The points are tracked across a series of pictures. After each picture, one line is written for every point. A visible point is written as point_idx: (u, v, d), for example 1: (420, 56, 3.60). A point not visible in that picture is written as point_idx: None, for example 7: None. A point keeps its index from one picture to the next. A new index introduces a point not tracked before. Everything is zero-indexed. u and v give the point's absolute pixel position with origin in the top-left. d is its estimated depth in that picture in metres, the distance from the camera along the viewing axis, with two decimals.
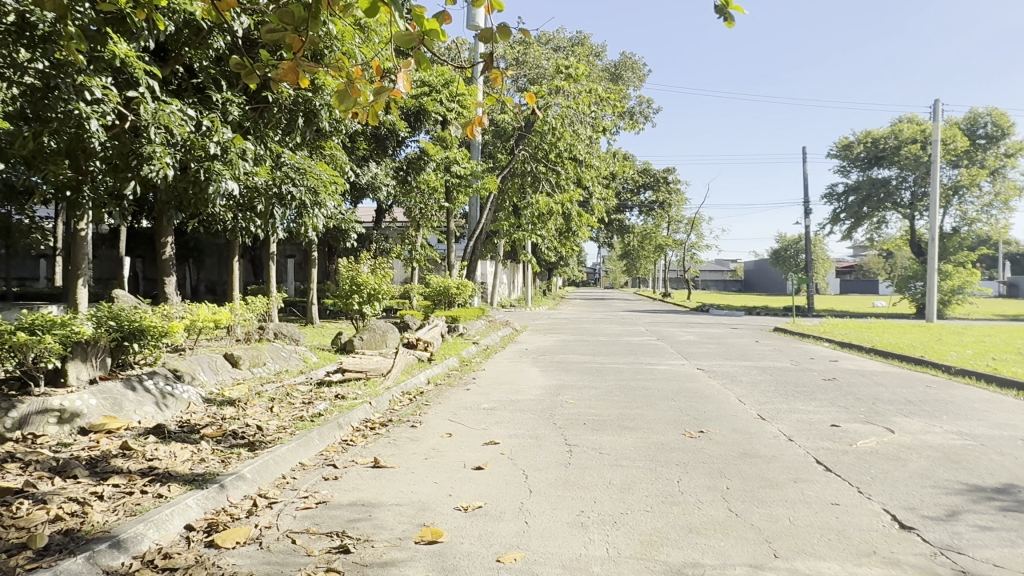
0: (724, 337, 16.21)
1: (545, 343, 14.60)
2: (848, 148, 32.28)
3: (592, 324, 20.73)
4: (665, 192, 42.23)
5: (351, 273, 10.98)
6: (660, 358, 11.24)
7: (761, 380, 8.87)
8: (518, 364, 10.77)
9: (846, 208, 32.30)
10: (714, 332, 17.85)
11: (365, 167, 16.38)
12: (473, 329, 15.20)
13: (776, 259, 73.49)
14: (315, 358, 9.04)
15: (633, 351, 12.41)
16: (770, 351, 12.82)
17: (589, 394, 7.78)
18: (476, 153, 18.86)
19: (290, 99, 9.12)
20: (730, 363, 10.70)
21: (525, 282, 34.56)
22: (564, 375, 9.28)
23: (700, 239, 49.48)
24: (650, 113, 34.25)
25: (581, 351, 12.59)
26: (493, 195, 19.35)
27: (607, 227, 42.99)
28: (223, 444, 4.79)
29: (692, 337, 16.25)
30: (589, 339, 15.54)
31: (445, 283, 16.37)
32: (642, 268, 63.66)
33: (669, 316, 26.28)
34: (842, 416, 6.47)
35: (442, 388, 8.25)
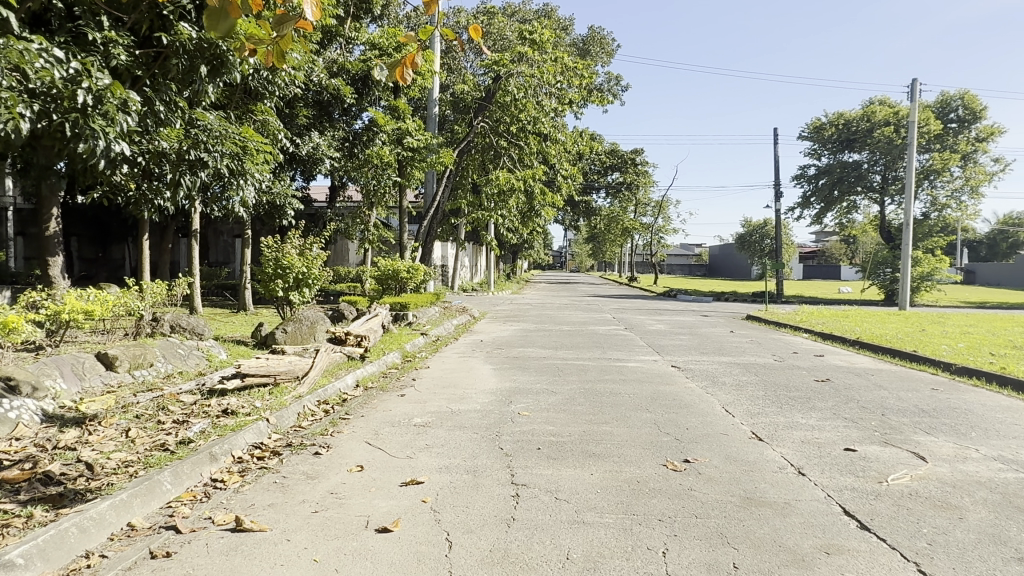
0: (696, 327, 15.08)
1: (503, 334, 13.27)
2: (820, 130, 31.59)
3: (556, 311, 19.46)
4: (633, 174, 41.15)
5: (273, 254, 9.39)
6: (630, 353, 10.01)
7: (746, 382, 7.69)
8: (469, 360, 9.43)
9: (817, 192, 31.62)
10: (684, 321, 16.77)
11: (306, 137, 14.75)
12: (425, 317, 13.78)
13: (742, 244, 73.31)
14: (223, 356, 7.57)
15: (598, 344, 11.19)
16: (747, 344, 11.70)
17: (547, 402, 6.49)
18: (432, 125, 17.36)
19: (192, 43, 7.52)
20: (708, 360, 9.51)
21: (488, 265, 33.23)
22: (519, 376, 7.98)
23: (667, 223, 48.63)
24: (618, 91, 32.97)
25: (542, 344, 11.31)
26: (450, 171, 17.89)
27: (574, 209, 41.80)
28: (18, 498, 3.35)
29: (662, 327, 15.08)
30: (551, 328, 14.29)
31: (394, 266, 14.89)
32: (608, 251, 62.82)
33: (636, 303, 25.18)
34: (854, 434, 5.29)
35: (372, 393, 6.85)
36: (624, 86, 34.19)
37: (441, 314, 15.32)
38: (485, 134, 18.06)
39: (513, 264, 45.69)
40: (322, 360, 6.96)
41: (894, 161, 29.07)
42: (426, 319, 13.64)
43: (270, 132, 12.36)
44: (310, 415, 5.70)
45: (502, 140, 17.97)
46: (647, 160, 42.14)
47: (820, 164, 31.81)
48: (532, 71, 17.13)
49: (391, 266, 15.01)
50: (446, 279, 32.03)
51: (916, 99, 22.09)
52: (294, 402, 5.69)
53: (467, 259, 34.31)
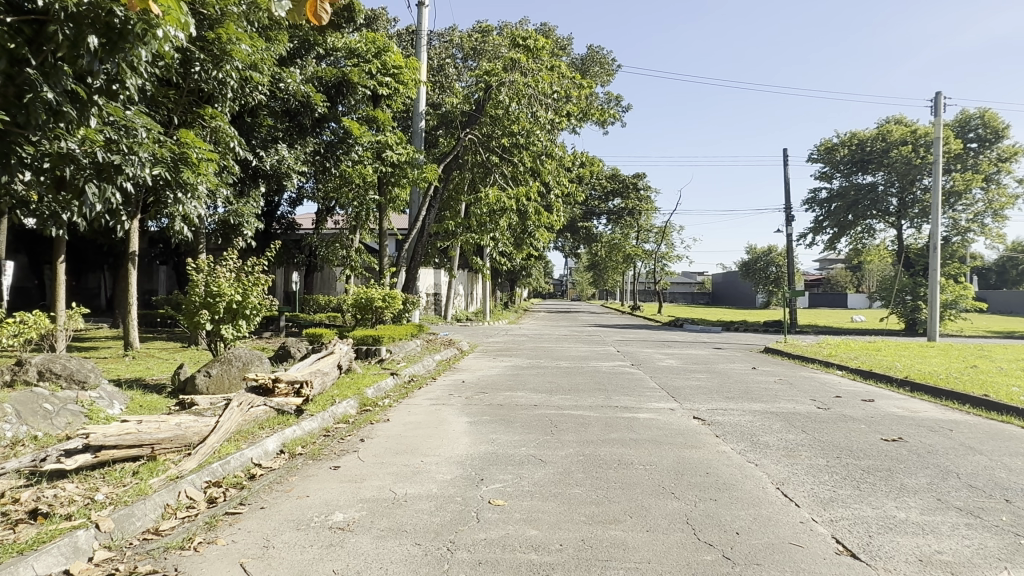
0: (712, 362, 13.24)
1: (491, 372, 11.46)
2: (832, 152, 30.17)
3: (554, 344, 17.62)
4: (635, 199, 39.72)
5: (202, 278, 7.63)
6: (640, 399, 8.18)
7: (796, 443, 5.86)
8: (442, 409, 7.61)
9: (829, 216, 30.04)
10: (697, 355, 14.93)
11: (271, 148, 13.17)
12: (401, 354, 11.96)
13: (746, 272, 71.47)
14: (110, 412, 5.78)
15: (601, 386, 9.37)
16: (779, 385, 9.88)
17: (533, 478, 4.68)
18: (416, 139, 15.78)
19: (77, 4, 5.85)
20: (738, 408, 7.71)
21: (483, 295, 31.48)
22: (502, 435, 6.16)
23: (671, 249, 46.99)
24: (619, 112, 31.58)
25: (534, 385, 9.49)
26: (437, 188, 16.30)
27: (574, 236, 40.14)
28: None
29: (673, 362, 13.24)
30: (546, 365, 12.46)
31: (368, 293, 12.97)
32: (610, 279, 61.22)
33: (641, 333, 23.32)
34: (992, 545, 3.48)
35: (296, 466, 5.04)
36: (625, 108, 32.94)
37: (420, 348, 13.39)
38: (475, 149, 16.46)
39: (512, 292, 43.98)
40: (231, 421, 5.17)
41: (911, 182, 27.53)
42: (403, 356, 11.80)
43: (220, 138, 10.73)
44: (182, 511, 3.90)
45: (493, 157, 16.37)
46: (649, 185, 40.72)
47: (832, 187, 30.30)
48: (525, 79, 15.56)
49: (364, 296, 13.06)
50: (438, 308, 30.39)
51: (940, 114, 20.58)
52: (157, 493, 3.90)
53: (461, 287, 32.67)
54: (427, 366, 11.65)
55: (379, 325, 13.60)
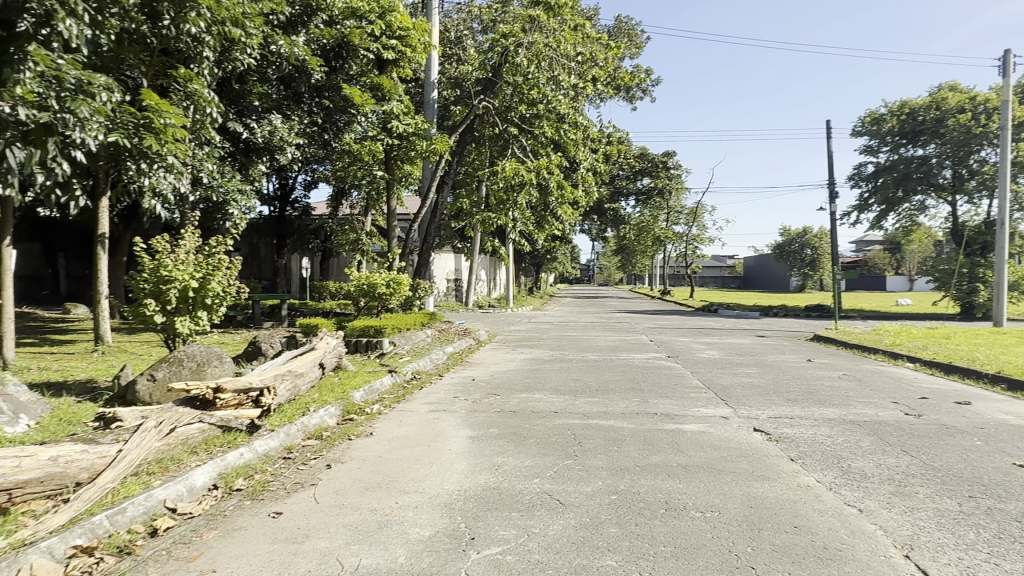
0: (759, 353, 11.66)
1: (507, 366, 10.06)
2: (880, 123, 28.07)
3: (579, 333, 16.17)
4: (664, 178, 37.91)
5: (153, 260, 6.37)
6: (683, 404, 6.71)
7: (903, 472, 4.35)
8: (442, 418, 6.23)
9: (876, 192, 27.98)
10: (740, 344, 13.37)
11: (263, 119, 11.91)
12: (407, 347, 10.65)
13: (780, 254, 68.81)
14: (6, 432, 4.52)
15: (635, 385, 7.91)
16: (848, 384, 8.30)
17: (547, 537, 3.28)
18: (428, 110, 14.42)
19: None
20: (809, 415, 6.21)
21: (506, 280, 30.12)
22: (510, 459, 4.75)
23: (702, 231, 45.03)
24: (648, 86, 29.84)
25: (556, 384, 8.08)
26: (449, 163, 14.90)
27: (601, 218, 38.40)
28: None
29: (715, 353, 11.68)
30: (570, 358, 11.03)
31: (370, 279, 11.61)
32: (639, 263, 59.34)
33: (674, 320, 21.73)
34: None
35: (225, 511, 3.71)
36: (654, 82, 31.15)
37: (428, 339, 12.01)
38: (491, 119, 15.01)
39: (537, 277, 42.51)
40: (141, 450, 3.85)
41: (968, 154, 25.35)
42: (409, 350, 10.48)
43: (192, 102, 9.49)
44: None
45: (512, 128, 14.92)
46: (679, 164, 38.88)
47: (879, 161, 28.23)
48: (544, 40, 14.06)
49: (364, 281, 11.67)
50: (459, 294, 29.13)
51: (1009, 75, 18.51)
52: None
53: (483, 272, 31.36)
54: (436, 361, 10.33)
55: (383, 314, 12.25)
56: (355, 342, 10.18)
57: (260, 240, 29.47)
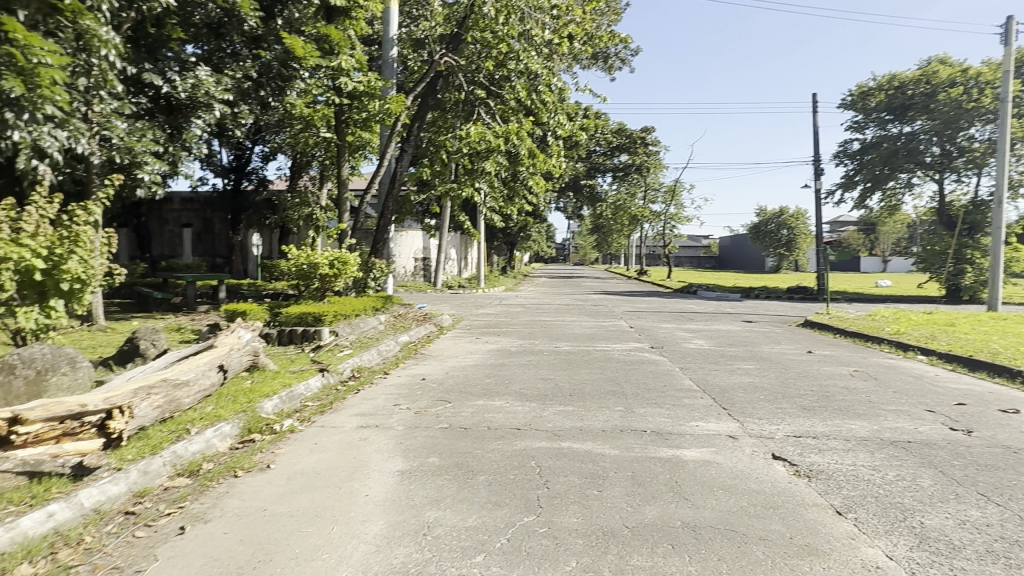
0: (752, 343, 10.41)
1: (467, 360, 8.66)
2: (867, 98, 26.98)
3: (552, 318, 14.80)
4: (642, 155, 36.55)
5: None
6: (677, 417, 5.38)
7: (1002, 538, 3.05)
8: (369, 440, 4.81)
9: (862, 170, 26.97)
10: (729, 332, 12.14)
11: (185, 70, 10.23)
12: (353, 338, 9.19)
13: (756, 235, 68.10)
14: None
15: (616, 387, 6.55)
16: (864, 385, 7.05)
17: None
18: (388, 70, 12.96)
19: None
20: (837, 434, 4.91)
21: (477, 259, 28.64)
22: (447, 515, 3.35)
23: (680, 210, 43.89)
24: (626, 56, 28.38)
25: (521, 386, 6.69)
26: (411, 128, 13.35)
27: (577, 195, 36.88)
28: None
29: (703, 343, 10.40)
30: (540, 349, 9.65)
31: (310, 258, 10.01)
32: (614, 242, 58.20)
33: (653, 302, 20.51)
34: None
35: None
36: (635, 52, 29.62)
37: (379, 328, 10.52)
38: (455, 80, 13.48)
39: (510, 256, 41.08)
40: None
41: (958, 131, 24.38)
42: (352, 341, 9.02)
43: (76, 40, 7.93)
44: None
45: (479, 90, 13.41)
46: (658, 140, 37.53)
47: (864, 138, 27.21)
48: None
49: (300, 261, 10.06)
50: (427, 273, 27.65)
51: (1011, 43, 17.38)
52: None
53: (454, 250, 29.88)
54: (384, 355, 8.91)
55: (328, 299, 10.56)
56: (289, 331, 8.70)
57: (213, 214, 27.66)
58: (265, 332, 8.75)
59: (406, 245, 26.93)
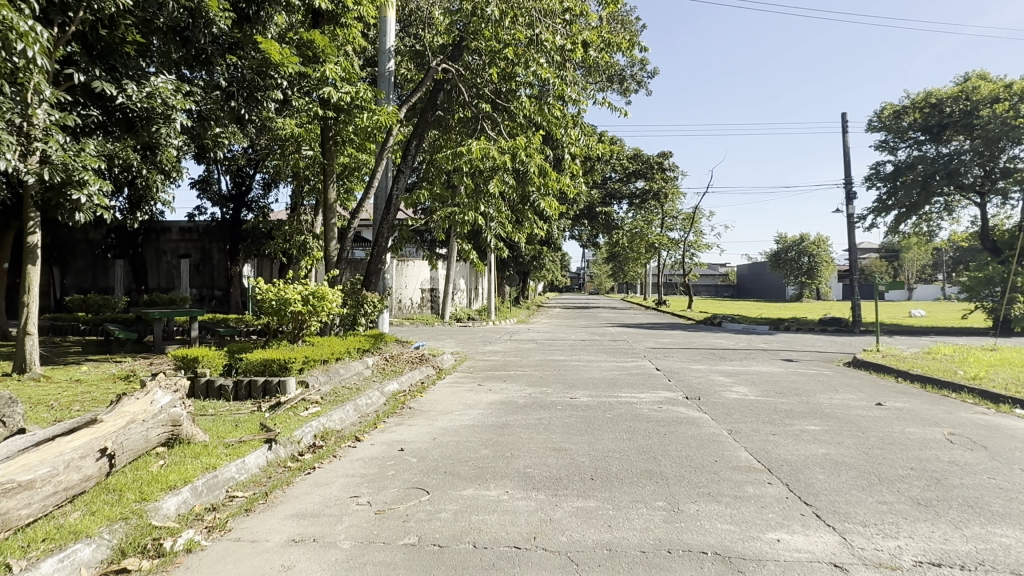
0: (806, 392, 8.73)
1: (463, 418, 7.08)
2: (899, 117, 25.45)
3: (566, 357, 13.21)
4: (659, 180, 35.12)
5: None
6: (747, 525, 3.76)
7: None
8: (295, 571, 3.22)
9: (896, 192, 25.33)
10: (772, 376, 10.48)
11: (145, 79, 8.87)
12: (326, 390, 7.62)
13: (776, 263, 66.31)
14: None
15: (652, 467, 4.94)
16: (976, 458, 5.39)
17: None
18: (386, 88, 11.67)
19: None
20: (997, 562, 3.28)
21: (488, 289, 27.18)
22: None
23: (700, 238, 42.31)
24: (643, 77, 27.06)
25: (526, 464, 5.08)
26: (410, 147, 12.00)
27: (592, 223, 35.04)
28: None
29: (747, 392, 8.75)
30: (553, 401, 8.07)
31: (279, 293, 8.23)
32: (631, 270, 56.63)
33: (677, 337, 18.85)
34: None
35: None
36: (651, 73, 28.31)
37: (362, 375, 8.95)
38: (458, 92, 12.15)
39: (523, 286, 39.58)
40: None
41: (1001, 151, 22.75)
42: (323, 394, 7.44)
43: None
44: None
45: (484, 104, 12.03)
46: (675, 165, 36.16)
47: (897, 160, 25.61)
48: None
49: (270, 298, 8.25)
50: (435, 304, 26.24)
51: None
52: None
53: (463, 280, 28.46)
54: (363, 412, 7.33)
55: (305, 342, 8.89)
56: (248, 381, 7.18)
57: (213, 244, 26.36)
58: (219, 384, 7.21)
59: (412, 276, 25.59)
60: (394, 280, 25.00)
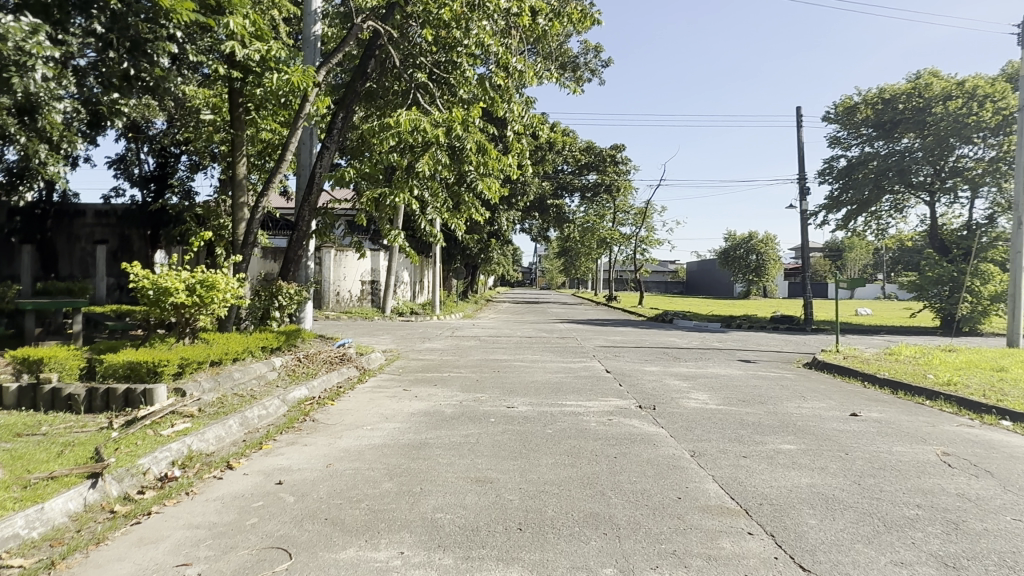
0: (771, 400, 7.77)
1: (374, 434, 5.84)
2: (852, 113, 25.15)
3: (508, 356, 12.05)
4: (612, 174, 34.28)
5: None
6: None
7: None
8: None
9: (847, 188, 25.06)
10: (731, 379, 9.54)
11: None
12: (207, 400, 6.21)
13: (725, 260, 66.71)
14: None
15: (602, 511, 3.80)
16: (986, 490, 4.43)
17: None
18: (311, 52, 10.24)
19: None
20: None
21: (432, 282, 25.86)
22: None
23: (651, 233, 41.78)
24: (597, 65, 26.04)
25: (436, 506, 3.88)
26: (338, 119, 10.61)
27: (543, 216, 34.03)
28: None
29: (707, 400, 7.74)
30: (487, 411, 6.88)
31: (157, 283, 6.72)
32: (582, 265, 55.99)
33: (628, 334, 17.91)
34: None
35: None
36: (605, 62, 27.35)
37: (263, 379, 7.54)
38: (393, 58, 10.83)
39: (472, 279, 38.31)
40: None
41: (953, 149, 22.62)
42: (201, 406, 6.03)
43: None
44: None
45: (420, 73, 10.85)
46: (628, 159, 35.39)
47: (850, 156, 25.30)
48: None
49: (147, 288, 6.74)
50: (375, 298, 24.79)
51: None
52: None
53: (406, 273, 27.05)
54: (249, 428, 5.96)
55: (195, 341, 7.46)
56: (104, 390, 5.76)
57: (133, 229, 23.63)
58: (69, 394, 5.75)
59: (352, 267, 24.09)
60: (331, 271, 23.41)
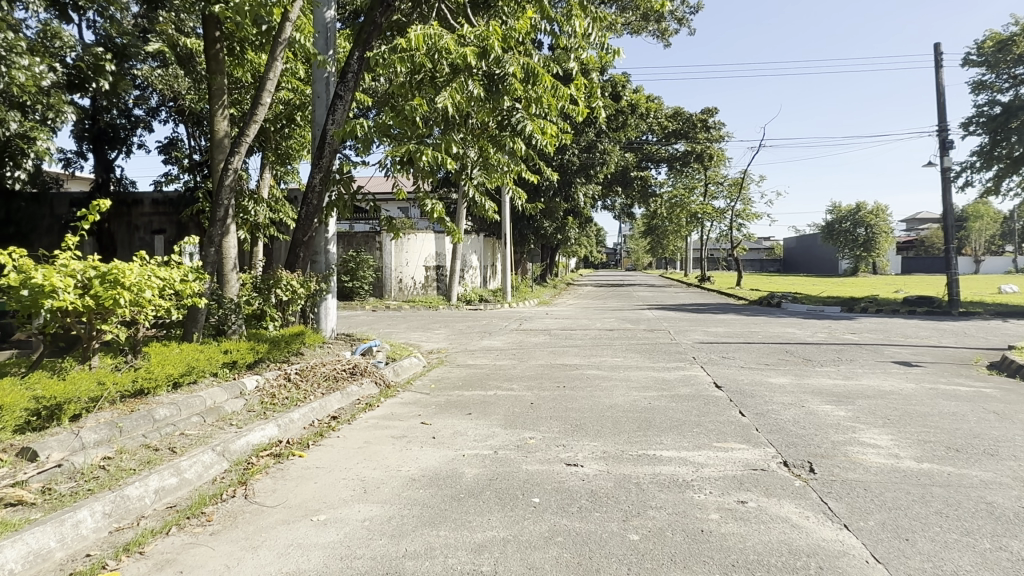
0: (1003, 449, 4.71)
1: (319, 542, 3.27)
2: (1004, 49, 20.60)
3: (581, 360, 9.31)
4: (703, 141, 30.45)
5: None
6: None
7: None
8: None
9: (999, 142, 20.65)
10: (907, 401, 6.41)
11: None
12: (75, 467, 3.84)
13: (829, 235, 60.86)
14: None
15: None
16: None
17: None
18: None
19: None
20: None
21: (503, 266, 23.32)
22: None
23: (748, 206, 37.64)
24: (683, 14, 22.51)
25: None
26: (354, 56, 8.15)
27: (626, 191, 30.81)
28: None
29: (893, 448, 4.75)
30: (530, 478, 4.20)
31: (25, 276, 4.39)
32: (671, 244, 52.08)
33: (731, 324, 14.73)
34: None
35: None
36: (694, 9, 23.73)
37: (212, 415, 5.15)
38: None
39: (551, 263, 35.62)
40: None
41: None
42: (54, 480, 3.67)
43: None
44: None
45: None
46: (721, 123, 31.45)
47: (1000, 102, 20.84)
48: None
49: (18, 287, 4.37)
50: (441, 284, 22.52)
51: None
52: None
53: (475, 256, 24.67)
54: (122, 520, 3.53)
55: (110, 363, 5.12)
56: None
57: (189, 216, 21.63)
58: None
59: (415, 252, 21.92)
60: (391, 257, 21.44)
